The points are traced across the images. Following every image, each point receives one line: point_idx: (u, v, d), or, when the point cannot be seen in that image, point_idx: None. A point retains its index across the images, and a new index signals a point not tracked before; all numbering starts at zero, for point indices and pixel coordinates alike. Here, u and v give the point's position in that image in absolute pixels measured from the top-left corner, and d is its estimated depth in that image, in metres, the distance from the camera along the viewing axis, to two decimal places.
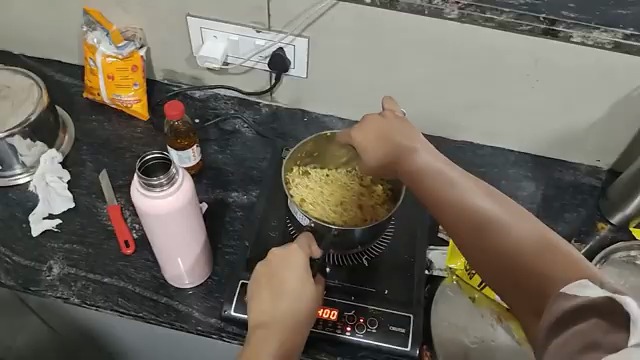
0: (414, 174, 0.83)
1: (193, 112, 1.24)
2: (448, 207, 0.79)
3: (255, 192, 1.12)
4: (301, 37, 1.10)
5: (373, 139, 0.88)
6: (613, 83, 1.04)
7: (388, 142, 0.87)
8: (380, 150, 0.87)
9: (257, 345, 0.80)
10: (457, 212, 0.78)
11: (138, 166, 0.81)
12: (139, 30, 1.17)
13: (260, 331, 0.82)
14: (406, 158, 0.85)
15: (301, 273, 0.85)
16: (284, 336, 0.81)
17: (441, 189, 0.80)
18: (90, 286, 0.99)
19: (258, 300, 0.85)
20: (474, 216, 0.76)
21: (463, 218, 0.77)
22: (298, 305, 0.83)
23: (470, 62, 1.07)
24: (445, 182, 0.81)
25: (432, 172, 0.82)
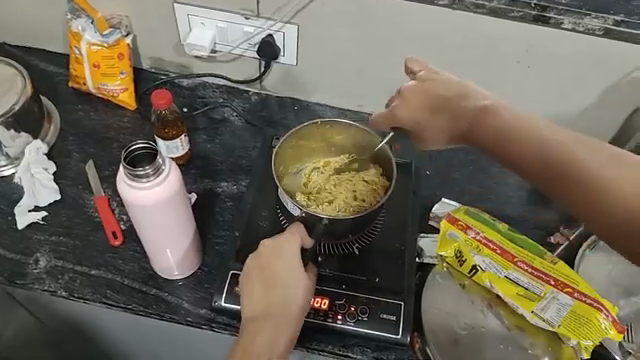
0: (488, 134, 0.78)
1: (181, 101, 1.22)
2: (539, 165, 0.73)
3: (245, 181, 1.11)
4: (291, 24, 1.08)
5: (423, 104, 0.86)
6: (603, 70, 1.03)
7: (446, 108, 0.83)
8: (437, 111, 0.84)
9: (250, 336, 0.79)
10: (551, 171, 0.72)
11: (124, 156, 0.79)
12: (125, 18, 1.14)
13: (253, 323, 0.81)
14: (479, 118, 0.79)
15: (292, 264, 0.85)
16: (276, 327, 0.80)
17: (529, 148, 0.74)
18: (78, 278, 0.98)
19: (250, 293, 0.84)
20: (571, 175, 0.71)
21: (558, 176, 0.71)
22: (291, 296, 0.83)
23: (461, 48, 1.06)
24: (529, 137, 0.74)
25: (511, 125, 0.76)
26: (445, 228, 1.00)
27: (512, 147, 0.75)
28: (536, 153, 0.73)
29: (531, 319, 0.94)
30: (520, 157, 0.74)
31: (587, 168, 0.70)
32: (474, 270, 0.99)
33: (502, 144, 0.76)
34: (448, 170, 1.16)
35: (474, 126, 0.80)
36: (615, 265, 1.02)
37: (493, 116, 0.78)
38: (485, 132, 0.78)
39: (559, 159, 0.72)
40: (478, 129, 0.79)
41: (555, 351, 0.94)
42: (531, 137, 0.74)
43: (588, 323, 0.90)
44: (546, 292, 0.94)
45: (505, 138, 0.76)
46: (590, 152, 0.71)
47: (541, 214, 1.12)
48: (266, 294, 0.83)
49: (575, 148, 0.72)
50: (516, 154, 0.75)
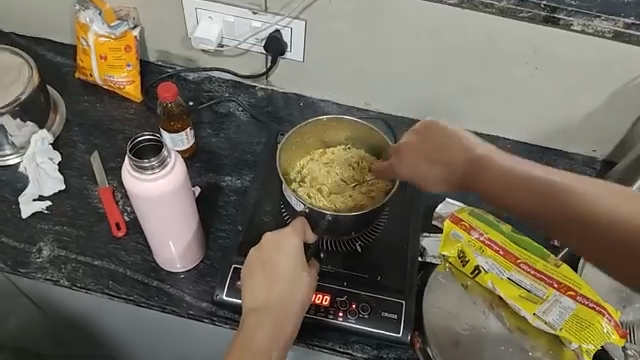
0: (499, 189, 0.76)
1: (187, 94, 1.22)
2: (560, 216, 0.72)
3: (249, 176, 1.11)
4: (298, 20, 1.08)
5: (423, 156, 0.85)
6: (610, 73, 1.03)
7: (445, 158, 0.82)
8: (439, 162, 0.83)
9: (250, 330, 0.79)
10: (575, 221, 0.71)
11: (129, 148, 0.79)
12: (133, 10, 1.15)
13: (253, 316, 0.81)
14: (478, 171, 0.79)
15: (294, 259, 0.84)
16: (277, 322, 0.80)
17: (555, 199, 0.72)
18: (81, 268, 0.98)
19: (251, 285, 0.84)
20: (605, 222, 0.69)
21: (584, 222, 0.70)
22: (292, 291, 0.83)
23: (469, 48, 1.06)
24: (541, 188, 0.73)
25: (518, 177, 0.75)
26: (448, 227, 0.99)
27: (528, 203, 0.74)
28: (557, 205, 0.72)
29: (533, 321, 0.95)
30: (539, 210, 0.73)
31: (608, 209, 0.69)
32: (476, 270, 0.99)
33: (518, 201, 0.75)
34: None
35: (481, 180, 0.78)
36: None
37: (498, 170, 0.77)
38: (495, 186, 0.77)
39: (579, 205, 0.71)
40: (488, 183, 0.77)
41: (556, 354, 0.94)
42: (542, 187, 0.73)
43: (590, 326, 0.90)
44: (549, 295, 0.93)
45: (517, 191, 0.75)
46: (602, 191, 0.71)
47: None
48: (268, 289, 0.83)
49: (587, 191, 0.71)
50: (534, 209, 0.74)
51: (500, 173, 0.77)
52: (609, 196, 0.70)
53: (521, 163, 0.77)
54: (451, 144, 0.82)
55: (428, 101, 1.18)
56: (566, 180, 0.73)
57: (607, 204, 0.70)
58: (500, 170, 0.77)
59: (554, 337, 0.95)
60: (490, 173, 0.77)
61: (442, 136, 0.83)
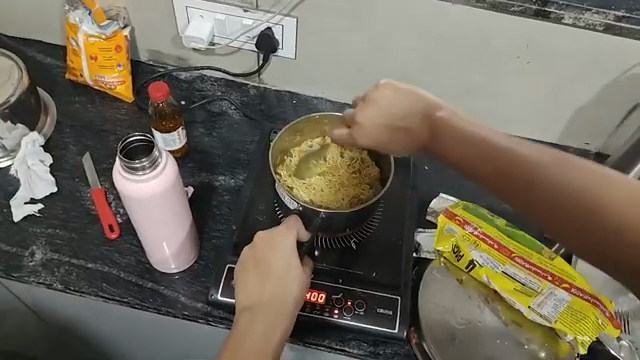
0: (453, 150, 0.68)
1: (178, 94, 1.21)
2: (516, 182, 0.63)
3: (242, 175, 1.10)
4: (290, 17, 1.08)
5: (374, 127, 0.76)
6: (601, 65, 1.03)
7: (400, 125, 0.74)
8: (394, 131, 0.75)
9: (243, 328, 0.79)
10: (530, 190, 0.62)
11: (120, 149, 0.79)
12: (123, 9, 1.14)
13: (246, 314, 0.81)
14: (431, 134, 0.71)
15: (288, 256, 0.84)
16: (270, 320, 0.80)
17: (512, 165, 0.63)
18: (74, 272, 0.97)
19: (244, 283, 0.84)
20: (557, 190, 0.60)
21: (536, 194, 0.62)
22: (284, 289, 0.83)
23: (461, 43, 1.05)
24: (504, 153, 0.64)
25: (477, 141, 0.66)
26: (442, 222, 1.00)
27: (488, 168, 0.65)
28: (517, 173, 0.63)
29: (528, 314, 0.94)
30: (497, 179, 0.64)
31: (573, 178, 0.60)
32: (471, 265, 0.98)
33: (477, 167, 0.65)
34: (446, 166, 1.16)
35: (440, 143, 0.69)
36: None
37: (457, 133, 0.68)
38: (451, 150, 0.68)
39: (543, 173, 0.61)
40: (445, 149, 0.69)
41: (552, 347, 0.94)
42: (505, 152, 0.64)
43: (585, 318, 0.91)
44: (543, 288, 0.94)
45: (476, 156, 0.66)
46: (573, 160, 0.61)
47: None
48: (261, 286, 0.83)
49: (556, 159, 0.62)
50: (494, 176, 0.64)
51: (458, 137, 0.67)
52: (580, 165, 0.61)
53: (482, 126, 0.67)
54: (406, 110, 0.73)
55: None
56: (532, 146, 0.63)
57: (576, 174, 0.60)
58: (460, 134, 0.67)
59: (550, 329, 0.95)
60: (449, 138, 0.68)
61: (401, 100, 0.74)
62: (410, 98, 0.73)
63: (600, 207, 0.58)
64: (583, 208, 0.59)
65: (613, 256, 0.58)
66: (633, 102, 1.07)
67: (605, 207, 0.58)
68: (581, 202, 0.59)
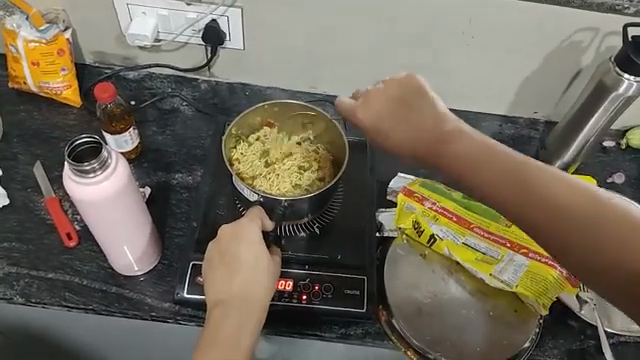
0: (475, 170, 0.71)
1: (128, 94, 1.19)
2: (545, 206, 0.68)
3: (199, 171, 1.10)
4: (234, 8, 1.07)
5: (386, 109, 0.80)
6: (543, 34, 1.05)
7: (404, 122, 0.78)
8: (413, 130, 0.78)
9: (217, 323, 0.77)
10: (574, 226, 0.66)
11: (67, 153, 0.76)
12: (62, 12, 1.11)
13: (218, 308, 0.78)
14: (446, 143, 0.74)
15: (254, 246, 0.83)
16: (245, 311, 0.78)
17: (525, 187, 0.69)
18: (35, 283, 0.95)
19: (213, 280, 0.82)
20: (571, 215, 0.66)
21: (563, 222, 0.67)
22: (256, 280, 0.81)
23: (406, 23, 1.07)
24: (517, 170, 0.70)
25: (499, 163, 0.71)
26: (402, 200, 1.01)
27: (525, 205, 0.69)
28: (562, 208, 0.67)
29: (490, 282, 0.97)
30: (517, 199, 0.69)
31: (587, 203, 0.66)
32: (432, 239, 1.00)
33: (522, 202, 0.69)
34: None
35: (480, 178, 0.71)
36: None
37: (506, 163, 0.70)
38: (502, 182, 0.70)
39: (587, 210, 0.66)
40: (461, 157, 0.72)
41: (515, 310, 0.98)
42: (522, 169, 0.69)
43: (545, 283, 0.95)
44: (503, 255, 0.97)
45: (502, 176, 0.70)
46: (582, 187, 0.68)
47: None
48: (231, 280, 0.80)
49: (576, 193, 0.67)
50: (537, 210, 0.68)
51: (504, 170, 0.70)
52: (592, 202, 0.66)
53: (495, 146, 0.72)
54: (419, 117, 0.78)
55: (373, 79, 1.19)
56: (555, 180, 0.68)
57: (583, 198, 0.67)
58: (504, 167, 0.70)
59: (512, 295, 0.99)
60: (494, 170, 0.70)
61: (423, 110, 0.78)
62: (424, 104, 0.78)
63: (632, 252, 0.64)
64: (617, 236, 0.64)
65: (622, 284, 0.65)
66: (577, 68, 1.11)
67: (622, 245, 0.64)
68: (620, 239, 0.64)
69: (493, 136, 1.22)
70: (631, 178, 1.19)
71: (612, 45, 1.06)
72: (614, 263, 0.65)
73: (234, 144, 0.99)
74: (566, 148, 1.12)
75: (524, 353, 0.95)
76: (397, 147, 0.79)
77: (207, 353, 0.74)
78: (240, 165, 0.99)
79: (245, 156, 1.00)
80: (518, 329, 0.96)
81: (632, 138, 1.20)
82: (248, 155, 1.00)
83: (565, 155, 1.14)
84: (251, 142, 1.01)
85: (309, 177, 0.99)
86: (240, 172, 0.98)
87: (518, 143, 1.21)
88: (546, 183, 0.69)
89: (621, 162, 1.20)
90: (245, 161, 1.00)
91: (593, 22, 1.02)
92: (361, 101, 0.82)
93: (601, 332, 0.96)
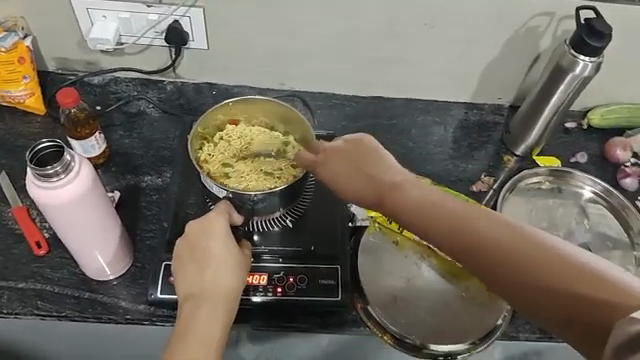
0: (417, 219, 0.78)
1: (92, 99, 1.18)
2: (483, 247, 0.73)
3: (169, 172, 1.10)
4: (195, 8, 1.07)
5: (344, 164, 0.85)
6: (500, 20, 1.08)
7: (360, 174, 0.84)
8: (365, 173, 0.83)
9: (188, 316, 0.77)
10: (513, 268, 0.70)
11: (29, 157, 0.76)
12: (21, 19, 1.10)
13: (190, 303, 0.79)
14: (391, 192, 0.81)
15: (222, 239, 0.83)
16: (215, 303, 0.78)
17: (462, 231, 0.75)
18: (5, 294, 0.94)
19: (183, 275, 0.82)
20: (505, 253, 0.71)
21: (499, 259, 0.72)
22: (224, 272, 0.81)
23: (366, 15, 1.08)
24: (453, 215, 0.76)
25: (437, 211, 0.77)
26: None
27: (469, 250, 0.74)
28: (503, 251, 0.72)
29: None
30: (457, 243, 0.75)
31: (520, 240, 0.71)
32: None
33: (469, 249, 0.74)
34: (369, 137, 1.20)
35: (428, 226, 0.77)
36: (534, 203, 1.13)
37: (443, 206, 0.77)
38: (442, 228, 0.76)
39: (523, 250, 0.70)
40: (404, 206, 0.79)
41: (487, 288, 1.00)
42: (459, 215, 0.76)
43: None
44: None
45: (441, 223, 0.76)
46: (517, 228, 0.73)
47: (463, 166, 1.18)
48: (201, 276, 0.80)
49: (511, 233, 0.72)
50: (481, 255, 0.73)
51: (448, 219, 0.76)
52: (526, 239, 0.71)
53: (435, 196, 0.79)
54: (373, 167, 0.84)
55: (337, 73, 1.20)
56: (490, 222, 0.74)
57: (518, 236, 0.72)
58: (448, 217, 0.76)
59: None
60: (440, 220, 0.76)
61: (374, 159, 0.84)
62: (378, 156, 0.84)
63: (566, 284, 0.67)
64: (547, 271, 0.68)
65: (560, 317, 0.67)
66: (536, 53, 1.13)
67: (555, 277, 0.68)
68: (551, 270, 0.68)
69: (458, 123, 1.24)
70: (594, 157, 1.22)
71: (568, 29, 1.08)
72: (548, 295, 0.68)
73: (204, 151, 1.01)
74: (529, 131, 1.16)
75: (499, 330, 0.97)
76: (349, 192, 0.84)
77: (178, 349, 0.74)
78: (214, 168, 1.00)
79: (217, 160, 1.01)
80: (491, 307, 0.98)
81: (592, 118, 1.23)
82: (220, 157, 1.01)
83: (529, 138, 1.17)
84: (216, 142, 1.03)
85: (284, 166, 1.00)
86: (215, 175, 0.99)
87: (483, 129, 1.23)
88: (485, 228, 0.74)
89: (584, 142, 1.24)
90: (218, 163, 1.01)
91: (548, 7, 1.05)
92: (320, 156, 0.88)
93: None
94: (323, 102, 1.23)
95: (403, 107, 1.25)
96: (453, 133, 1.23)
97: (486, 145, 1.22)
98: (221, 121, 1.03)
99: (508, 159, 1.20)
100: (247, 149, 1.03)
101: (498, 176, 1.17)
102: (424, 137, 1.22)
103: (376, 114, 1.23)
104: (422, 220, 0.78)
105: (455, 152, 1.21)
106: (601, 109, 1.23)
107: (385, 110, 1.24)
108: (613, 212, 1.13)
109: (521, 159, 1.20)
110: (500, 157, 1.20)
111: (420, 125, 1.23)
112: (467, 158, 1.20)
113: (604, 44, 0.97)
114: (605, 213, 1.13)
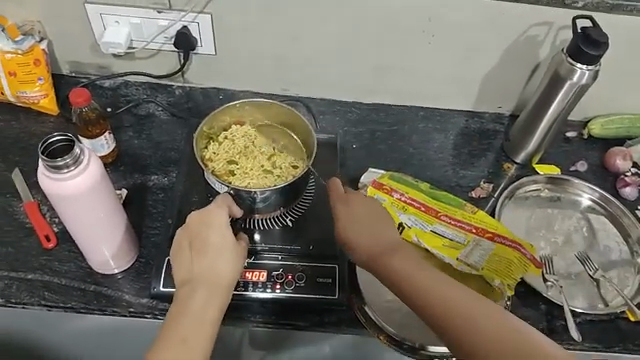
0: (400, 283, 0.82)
1: (104, 101, 1.22)
2: (456, 319, 0.76)
3: (175, 172, 1.13)
4: (203, 14, 1.11)
5: (352, 214, 0.90)
6: (500, 30, 1.10)
7: (365, 228, 0.88)
8: (364, 230, 0.88)
9: (184, 300, 0.80)
10: (489, 346, 0.74)
11: (41, 150, 0.79)
12: (37, 23, 1.14)
13: (186, 288, 0.81)
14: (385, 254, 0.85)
15: (222, 229, 0.85)
16: (210, 290, 0.81)
17: (438, 302, 0.78)
18: (14, 284, 0.97)
19: (182, 260, 0.85)
20: (474, 330, 0.75)
21: (468, 335, 0.75)
22: (221, 261, 0.83)
23: (368, 24, 1.11)
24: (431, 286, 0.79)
25: (418, 281, 0.81)
26: (372, 192, 1.04)
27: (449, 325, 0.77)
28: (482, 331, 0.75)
29: (458, 266, 0.99)
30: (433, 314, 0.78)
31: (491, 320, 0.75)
32: (401, 227, 1.02)
33: (450, 321, 0.76)
34: (371, 143, 1.23)
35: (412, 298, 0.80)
36: (533, 210, 1.15)
37: (424, 276, 0.81)
38: (421, 297, 0.79)
39: (499, 334, 0.74)
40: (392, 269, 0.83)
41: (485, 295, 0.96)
42: (436, 288, 0.79)
43: (510, 263, 0.98)
44: (469, 241, 1.01)
45: (419, 291, 0.80)
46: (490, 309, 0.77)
47: (463, 172, 1.20)
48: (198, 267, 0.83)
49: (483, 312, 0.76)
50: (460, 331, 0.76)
51: (434, 291, 0.79)
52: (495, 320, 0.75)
53: (419, 266, 0.83)
54: (377, 227, 0.88)
55: (341, 80, 1.23)
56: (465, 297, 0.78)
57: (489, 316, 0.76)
58: (433, 289, 0.79)
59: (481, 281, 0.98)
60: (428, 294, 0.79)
61: (379, 219, 0.90)
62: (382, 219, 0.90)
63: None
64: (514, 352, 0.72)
65: None
66: (535, 62, 1.16)
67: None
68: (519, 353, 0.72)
69: (460, 131, 1.26)
70: (594, 166, 1.23)
71: (566, 39, 1.11)
72: None
73: (210, 147, 1.05)
74: (529, 138, 1.17)
75: None
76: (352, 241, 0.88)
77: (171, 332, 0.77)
78: (218, 165, 1.03)
79: (222, 157, 1.05)
80: None
81: (593, 128, 1.24)
82: (225, 155, 1.05)
83: (529, 146, 1.19)
84: (221, 140, 1.06)
85: (286, 166, 1.04)
86: (219, 172, 1.03)
87: (484, 137, 1.25)
88: (465, 303, 0.77)
89: (584, 151, 1.25)
90: (223, 160, 1.04)
91: (546, 17, 1.08)
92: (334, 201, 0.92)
93: (566, 311, 0.99)
94: (326, 108, 1.27)
95: (406, 115, 1.27)
96: (454, 140, 1.25)
97: (486, 152, 1.24)
98: (227, 122, 1.07)
99: (508, 166, 1.22)
100: (249, 148, 1.07)
101: (498, 182, 1.19)
102: (425, 143, 1.24)
103: (378, 120, 1.26)
104: (406, 286, 0.81)
105: (455, 159, 1.23)
106: (600, 119, 1.24)
107: (388, 117, 1.27)
108: (611, 220, 1.14)
109: (521, 167, 1.22)
110: (501, 164, 1.22)
111: (421, 132, 1.25)
112: (467, 165, 1.22)
113: (601, 53, 0.99)
114: (603, 221, 1.14)
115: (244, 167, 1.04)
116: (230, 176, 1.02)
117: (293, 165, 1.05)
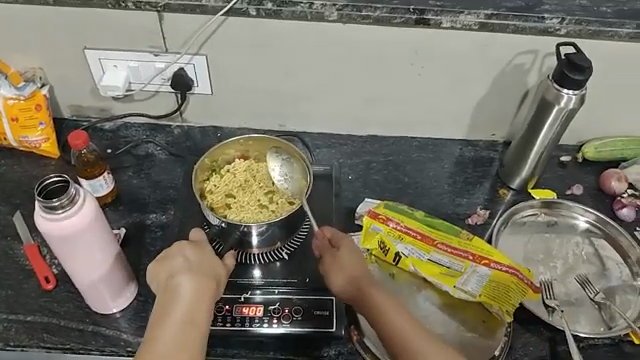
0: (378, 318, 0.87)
1: (104, 143, 1.25)
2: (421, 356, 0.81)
3: (173, 210, 1.14)
4: (199, 55, 1.14)
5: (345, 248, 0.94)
6: (488, 59, 1.13)
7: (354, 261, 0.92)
8: (351, 263, 0.92)
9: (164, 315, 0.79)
10: None
11: (38, 191, 0.81)
12: (39, 70, 1.18)
13: (167, 302, 0.80)
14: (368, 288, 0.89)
15: (204, 259, 0.85)
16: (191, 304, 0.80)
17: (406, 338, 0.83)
18: (13, 327, 0.98)
19: (161, 274, 0.83)
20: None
21: None
22: (200, 279, 0.82)
23: (358, 59, 1.15)
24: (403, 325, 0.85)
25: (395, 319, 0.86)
26: (368, 222, 1.05)
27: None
28: None
29: (455, 293, 1.01)
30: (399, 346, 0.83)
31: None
32: (398, 257, 1.04)
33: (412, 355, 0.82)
34: (367, 173, 1.24)
35: (382, 333, 0.86)
36: (531, 235, 1.15)
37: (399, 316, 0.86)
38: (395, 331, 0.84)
39: None
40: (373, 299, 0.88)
41: (483, 321, 1.00)
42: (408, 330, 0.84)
43: (507, 289, 0.99)
44: (466, 267, 1.01)
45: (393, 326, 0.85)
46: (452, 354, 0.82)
47: (459, 200, 1.21)
48: (171, 297, 0.81)
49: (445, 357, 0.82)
50: None
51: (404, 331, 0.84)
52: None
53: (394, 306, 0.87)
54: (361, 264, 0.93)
55: (335, 113, 1.25)
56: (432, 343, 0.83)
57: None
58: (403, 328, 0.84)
59: (480, 307, 1.01)
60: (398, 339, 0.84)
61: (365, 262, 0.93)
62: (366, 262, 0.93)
63: None
64: None
65: None
66: (524, 89, 1.18)
67: None
68: None
69: (454, 159, 1.28)
70: (591, 189, 1.23)
71: (552, 65, 1.13)
72: None
73: (212, 179, 1.08)
74: (522, 163, 1.18)
75: None
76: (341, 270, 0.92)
77: None
78: (216, 197, 1.06)
79: (221, 190, 1.07)
80: (487, 338, 0.98)
81: (586, 151, 1.24)
82: (223, 187, 1.07)
83: (523, 171, 1.19)
84: (223, 173, 1.09)
85: (283, 202, 1.05)
86: (215, 205, 1.05)
87: (478, 164, 1.27)
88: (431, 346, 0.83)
89: (580, 175, 1.25)
90: (220, 192, 1.06)
91: (531, 45, 1.10)
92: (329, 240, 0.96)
93: (567, 335, 0.97)
94: (322, 141, 1.29)
95: (400, 146, 1.29)
96: (448, 169, 1.26)
97: (481, 179, 1.25)
98: (232, 155, 1.10)
99: (504, 192, 1.22)
100: (249, 182, 1.08)
101: (493, 209, 1.20)
102: (421, 173, 1.25)
103: (373, 152, 1.28)
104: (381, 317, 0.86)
105: (451, 187, 1.23)
106: (595, 142, 1.24)
107: (383, 148, 1.29)
108: (610, 242, 1.14)
109: (517, 192, 1.22)
110: (496, 190, 1.23)
111: (416, 161, 1.27)
112: (463, 192, 1.22)
113: (586, 77, 1.01)
114: (603, 243, 1.14)
115: (240, 201, 1.06)
116: (225, 209, 1.05)
117: (290, 201, 1.05)
